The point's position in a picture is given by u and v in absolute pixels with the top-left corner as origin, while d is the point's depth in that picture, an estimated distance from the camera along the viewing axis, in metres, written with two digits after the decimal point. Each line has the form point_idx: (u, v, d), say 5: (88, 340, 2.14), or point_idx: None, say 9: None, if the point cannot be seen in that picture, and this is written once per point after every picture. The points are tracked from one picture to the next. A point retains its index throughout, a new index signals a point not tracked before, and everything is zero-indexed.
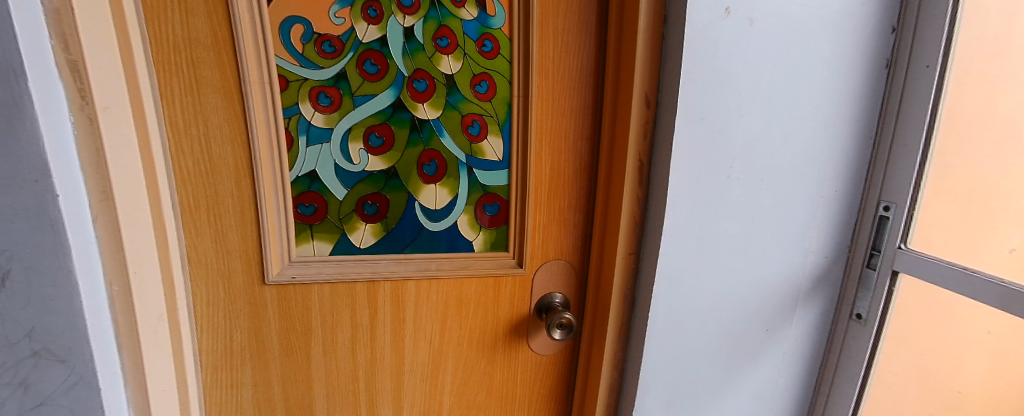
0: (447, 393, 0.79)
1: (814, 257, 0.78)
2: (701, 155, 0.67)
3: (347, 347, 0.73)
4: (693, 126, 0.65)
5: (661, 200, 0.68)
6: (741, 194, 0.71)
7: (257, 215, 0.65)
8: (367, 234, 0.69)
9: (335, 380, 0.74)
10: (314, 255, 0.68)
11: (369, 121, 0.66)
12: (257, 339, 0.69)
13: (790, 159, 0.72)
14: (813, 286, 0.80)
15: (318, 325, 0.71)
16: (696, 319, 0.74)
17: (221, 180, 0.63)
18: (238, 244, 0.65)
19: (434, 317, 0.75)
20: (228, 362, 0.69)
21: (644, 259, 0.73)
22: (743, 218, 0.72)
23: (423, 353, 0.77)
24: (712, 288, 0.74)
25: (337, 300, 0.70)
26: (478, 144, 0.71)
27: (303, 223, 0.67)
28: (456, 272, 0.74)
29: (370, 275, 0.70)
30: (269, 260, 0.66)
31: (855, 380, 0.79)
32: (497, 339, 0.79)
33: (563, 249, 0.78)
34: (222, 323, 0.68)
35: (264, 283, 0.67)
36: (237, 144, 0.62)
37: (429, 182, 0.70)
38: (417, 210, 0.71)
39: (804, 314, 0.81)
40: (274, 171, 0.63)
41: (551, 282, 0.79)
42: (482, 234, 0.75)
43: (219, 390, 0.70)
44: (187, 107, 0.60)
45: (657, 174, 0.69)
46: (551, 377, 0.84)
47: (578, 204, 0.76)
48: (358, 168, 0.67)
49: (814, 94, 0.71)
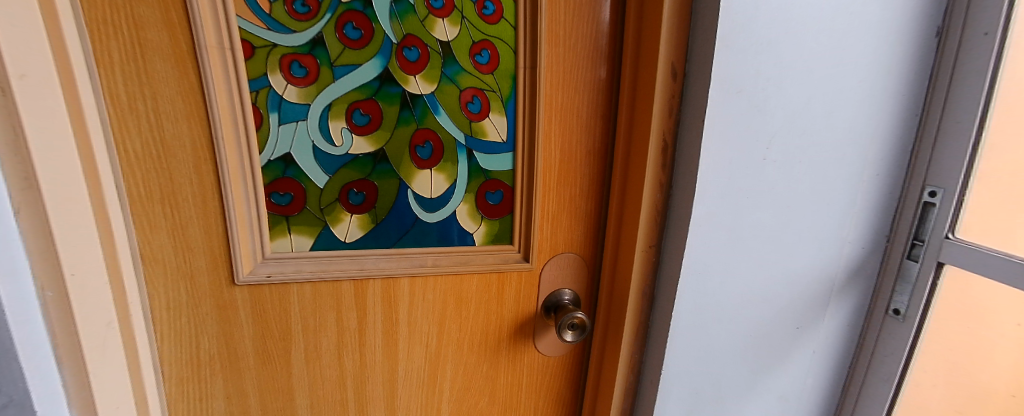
0: (445, 400, 0.73)
1: (851, 248, 0.71)
2: (734, 134, 0.58)
3: (333, 352, 0.65)
4: (729, 100, 0.57)
5: (688, 185, 0.60)
6: (777, 179, 0.63)
7: (221, 207, 0.54)
8: (353, 227, 0.61)
9: (320, 388, 0.66)
10: (292, 251, 0.59)
11: (351, 96, 0.56)
12: (229, 348, 0.60)
13: (831, 138, 0.64)
14: (848, 279, 0.73)
15: (298, 329, 0.62)
16: (722, 317, 0.67)
17: (176, 165, 0.52)
18: (200, 240, 0.55)
19: (430, 318, 0.68)
20: (195, 373, 0.60)
21: (666, 252, 0.65)
22: (778, 204, 0.64)
23: (419, 357, 0.69)
24: (739, 283, 0.66)
25: (320, 302, 0.62)
26: (479, 123, 0.62)
27: (277, 215, 0.57)
28: (455, 268, 0.66)
29: (357, 273, 0.62)
30: (239, 257, 0.56)
31: (890, 382, 0.72)
32: (501, 341, 0.72)
33: (573, 241, 0.70)
34: (185, 330, 0.58)
35: (234, 283, 0.57)
36: (194, 121, 0.51)
37: (423, 167, 0.61)
38: (410, 198, 0.62)
39: (837, 309, 0.74)
40: (240, 154, 0.53)
41: (560, 276, 0.71)
42: (483, 225, 0.66)
43: (187, 404, 0.61)
44: (131, 77, 0.49)
45: (686, 154, 0.60)
46: (559, 381, 0.77)
47: (590, 191, 0.68)
48: (341, 152, 0.57)
49: (859, 65, 0.63)
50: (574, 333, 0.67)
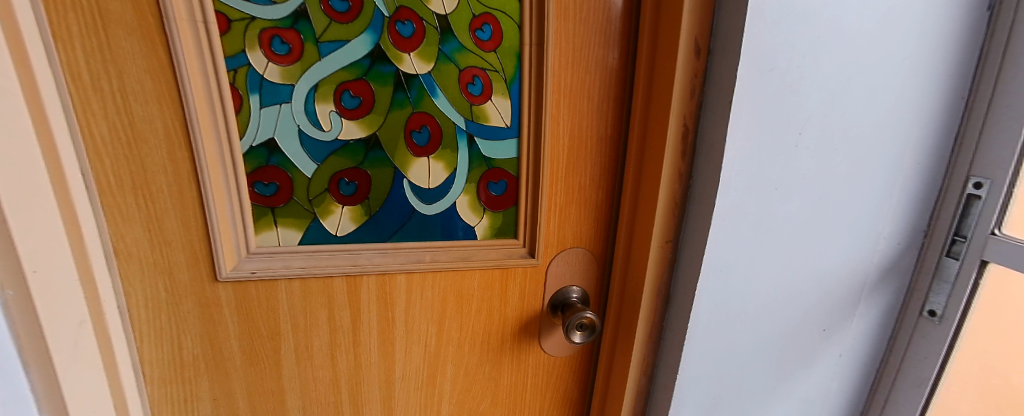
0: (445, 401, 0.69)
1: (885, 244, 0.65)
2: (764, 118, 0.52)
3: (326, 353, 0.61)
4: (759, 80, 0.51)
5: (711, 174, 0.54)
6: (809, 168, 0.57)
7: (199, 197, 0.50)
8: (345, 219, 0.56)
9: (312, 390, 0.63)
10: (279, 245, 0.55)
11: (340, 76, 0.51)
12: (214, 348, 0.56)
13: (869, 124, 0.58)
14: (881, 277, 0.67)
15: (288, 329, 0.58)
16: (743, 318, 0.62)
17: (149, 151, 0.47)
18: (178, 233, 0.50)
19: (429, 316, 0.63)
20: (178, 374, 0.57)
21: (685, 247, 0.60)
22: (808, 196, 0.59)
23: (418, 357, 0.65)
24: (762, 281, 0.61)
25: (310, 299, 0.58)
26: (480, 107, 0.57)
27: (262, 206, 0.53)
28: (455, 263, 0.61)
29: (350, 269, 0.57)
30: (221, 252, 0.52)
31: (923, 388, 0.67)
32: (504, 341, 0.68)
33: (582, 235, 0.65)
34: (166, 329, 0.54)
35: (216, 280, 0.53)
36: (166, 103, 0.47)
37: (420, 155, 0.56)
38: (406, 189, 0.57)
39: (868, 310, 0.68)
40: (218, 140, 0.48)
41: (568, 273, 0.66)
42: (486, 218, 0.61)
43: (171, 406, 0.58)
44: (93, 53, 0.44)
45: (709, 140, 0.54)
46: (565, 382, 0.73)
47: (601, 181, 0.63)
48: (330, 137, 0.52)
49: (903, 41, 0.56)
50: (581, 334, 0.63)
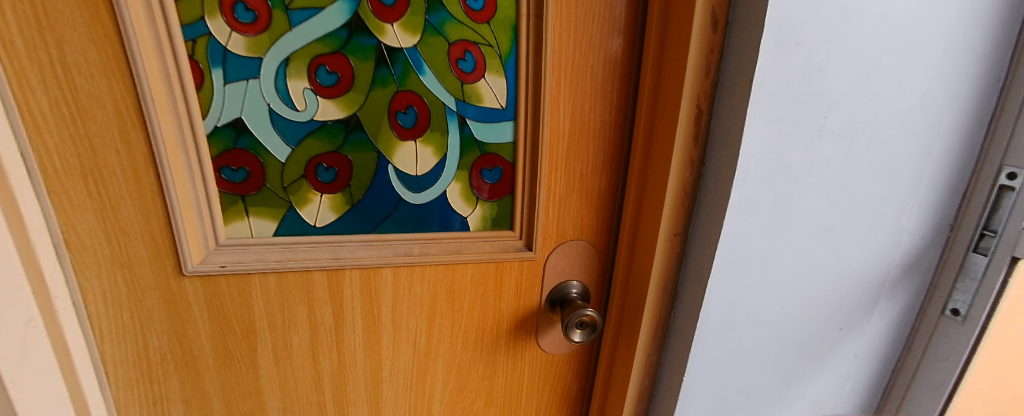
0: (436, 401, 0.65)
1: (909, 238, 0.61)
2: (787, 100, 0.47)
3: (306, 351, 0.57)
4: (784, 56, 0.46)
5: (728, 161, 0.49)
6: (833, 156, 0.52)
7: (159, 183, 0.45)
8: (325, 209, 0.51)
9: (293, 390, 0.59)
10: (252, 237, 0.50)
11: (314, 48, 0.45)
12: (183, 346, 0.52)
13: (899, 107, 0.53)
14: (903, 274, 0.63)
15: (263, 326, 0.54)
16: (755, 318, 0.58)
17: (98, 131, 0.42)
18: (137, 223, 0.46)
19: (418, 313, 0.59)
20: (145, 374, 0.52)
21: (694, 240, 0.55)
22: (830, 186, 0.54)
23: (406, 356, 0.61)
24: (778, 279, 0.57)
25: (287, 295, 0.53)
26: (472, 85, 0.51)
27: (231, 194, 0.48)
28: (446, 257, 0.56)
29: (330, 263, 0.53)
30: (185, 244, 0.47)
31: (942, 390, 0.63)
32: (499, 338, 0.63)
33: (584, 226, 0.60)
34: (130, 326, 0.50)
35: (182, 274, 0.48)
36: (115, 77, 0.41)
37: (406, 138, 0.51)
38: (392, 175, 0.52)
39: (887, 309, 0.64)
40: (177, 119, 0.43)
41: (569, 267, 0.62)
42: (479, 208, 0.57)
43: (139, 407, 0.54)
44: (26, 18, 0.39)
45: (726, 123, 0.49)
46: (564, 381, 0.69)
47: (605, 169, 0.58)
48: (305, 118, 0.47)
49: (943, 14, 0.51)
50: (582, 332, 0.59)
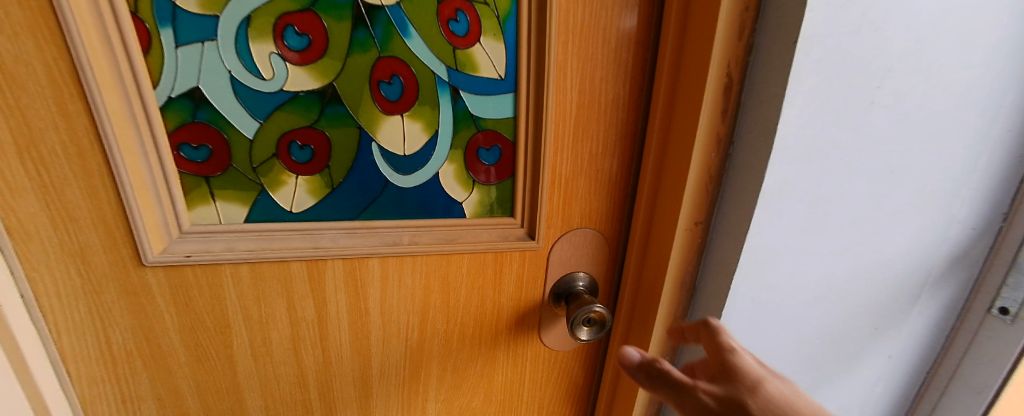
0: (431, 399, 0.60)
1: (959, 229, 0.54)
2: (835, 67, 0.40)
3: (287, 347, 0.52)
4: (834, 14, 0.38)
5: (762, 140, 0.43)
6: (882, 134, 0.45)
7: (107, 162, 0.39)
8: (301, 193, 0.46)
9: (274, 389, 0.54)
10: (220, 223, 0.45)
11: (280, 5, 0.39)
12: (150, 342, 0.47)
13: (963, 77, 0.45)
14: (948, 268, 0.56)
15: (238, 321, 0.49)
16: (782, 315, 0.52)
17: (31, 102, 0.37)
18: (86, 208, 0.40)
19: (409, 308, 0.54)
20: (111, 372, 0.48)
21: (718, 230, 0.49)
22: (877, 169, 0.47)
23: (397, 353, 0.56)
24: (810, 273, 0.51)
25: (263, 288, 0.48)
26: (466, 51, 0.45)
27: (193, 175, 0.42)
28: (439, 247, 0.51)
29: (309, 253, 0.47)
30: (143, 231, 0.42)
31: (984, 394, 0.58)
32: (499, 334, 0.58)
33: (593, 213, 0.54)
34: (89, 321, 0.45)
35: (143, 265, 0.43)
36: (45, 38, 0.35)
37: (391, 113, 0.45)
38: (376, 155, 0.46)
39: (926, 307, 0.57)
40: (122, 88, 0.37)
41: (576, 258, 0.56)
42: (476, 192, 0.51)
43: (107, 407, 0.49)
44: None
45: (761, 96, 0.43)
46: (569, 379, 0.64)
47: (618, 150, 0.51)
48: (273, 88, 0.41)
49: None
50: (590, 330, 0.53)
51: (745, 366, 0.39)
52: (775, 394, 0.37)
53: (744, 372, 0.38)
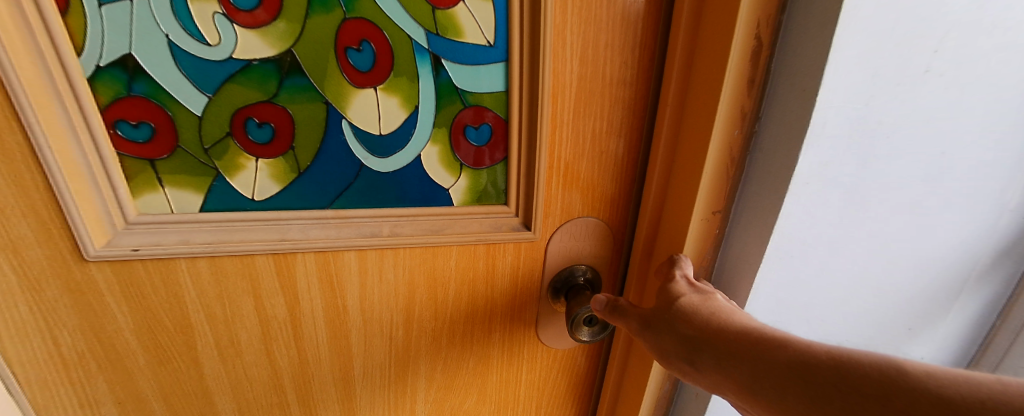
0: (420, 400, 0.55)
1: (1011, 217, 0.48)
2: (887, 26, 0.34)
3: (259, 347, 0.47)
4: None
5: (797, 115, 0.36)
6: (935, 109, 0.39)
7: (28, 143, 0.34)
8: (263, 178, 0.40)
9: (247, 391, 0.49)
10: (172, 212, 0.39)
11: None
12: (104, 342, 0.43)
13: None
14: (994, 262, 0.51)
15: (201, 319, 0.44)
16: (807, 314, 0.47)
17: None
18: (10, 195, 0.35)
19: (392, 305, 0.48)
20: (63, 375, 0.43)
21: (740, 220, 0.43)
22: (927, 149, 0.41)
23: (381, 354, 0.51)
24: (842, 268, 0.45)
25: (227, 283, 0.43)
26: (448, 12, 0.38)
27: (135, 158, 0.37)
28: (423, 239, 0.45)
29: (275, 246, 0.42)
30: (80, 221, 0.37)
31: None
32: (493, 332, 0.53)
33: (597, 200, 0.48)
34: (31, 322, 0.40)
35: (85, 259, 0.38)
36: None
37: (363, 85, 0.39)
38: (348, 135, 0.40)
39: (967, 302, 0.53)
40: (36, 55, 0.31)
41: (577, 250, 0.50)
42: (465, 177, 0.45)
43: (62, 411, 0.45)
44: None
45: (796, 62, 0.36)
46: (570, 378, 0.59)
47: (626, 128, 0.45)
48: (221, 55, 0.35)
49: None
50: (589, 331, 0.48)
51: (673, 286, 0.41)
52: (686, 303, 0.39)
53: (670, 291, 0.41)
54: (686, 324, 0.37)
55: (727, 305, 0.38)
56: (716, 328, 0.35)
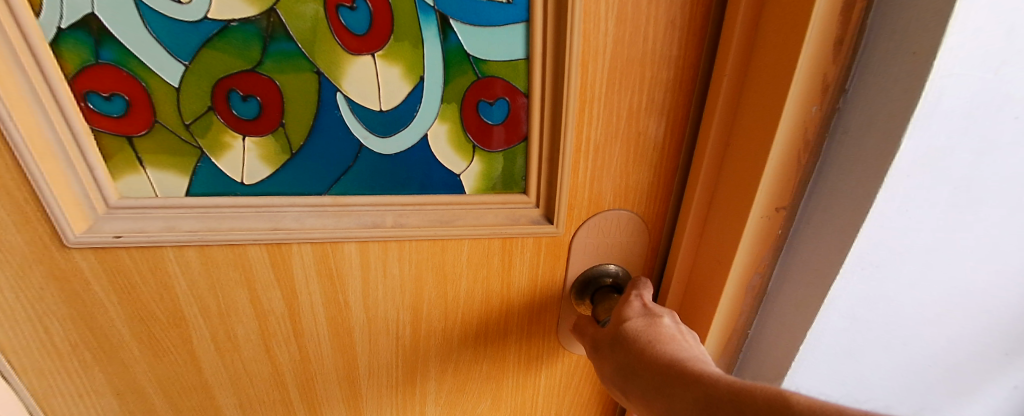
0: (431, 403, 0.50)
1: None
2: None
3: (256, 343, 0.43)
4: None
5: (904, 86, 0.27)
6: None
7: None
8: (252, 159, 0.36)
9: (248, 387, 0.46)
10: (155, 195, 0.36)
11: None
12: (96, 333, 0.40)
13: None
14: None
15: (194, 312, 0.41)
16: (888, 335, 0.39)
17: None
18: None
19: (398, 302, 0.43)
20: (59, 363, 0.41)
21: (813, 217, 0.35)
22: None
23: (388, 353, 0.46)
24: (939, 283, 0.36)
25: (219, 275, 0.39)
26: None
27: (112, 134, 0.33)
28: (430, 231, 0.39)
29: (266, 236, 0.37)
30: (56, 205, 0.33)
31: None
32: (512, 334, 0.47)
33: (633, 190, 0.41)
34: (19, 310, 0.38)
35: (66, 245, 0.35)
36: None
37: (358, 52, 0.33)
38: (344, 111, 0.35)
39: None
40: None
41: (609, 246, 0.44)
42: (478, 161, 0.39)
43: (62, 400, 0.43)
44: None
45: (904, 15, 0.27)
46: (597, 386, 0.53)
47: (670, 104, 0.38)
48: (194, 15, 0.30)
49: None
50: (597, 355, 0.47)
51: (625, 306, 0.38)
52: (631, 328, 0.35)
53: (620, 312, 0.37)
54: (624, 350, 0.34)
55: (672, 333, 0.34)
56: (648, 357, 0.32)
